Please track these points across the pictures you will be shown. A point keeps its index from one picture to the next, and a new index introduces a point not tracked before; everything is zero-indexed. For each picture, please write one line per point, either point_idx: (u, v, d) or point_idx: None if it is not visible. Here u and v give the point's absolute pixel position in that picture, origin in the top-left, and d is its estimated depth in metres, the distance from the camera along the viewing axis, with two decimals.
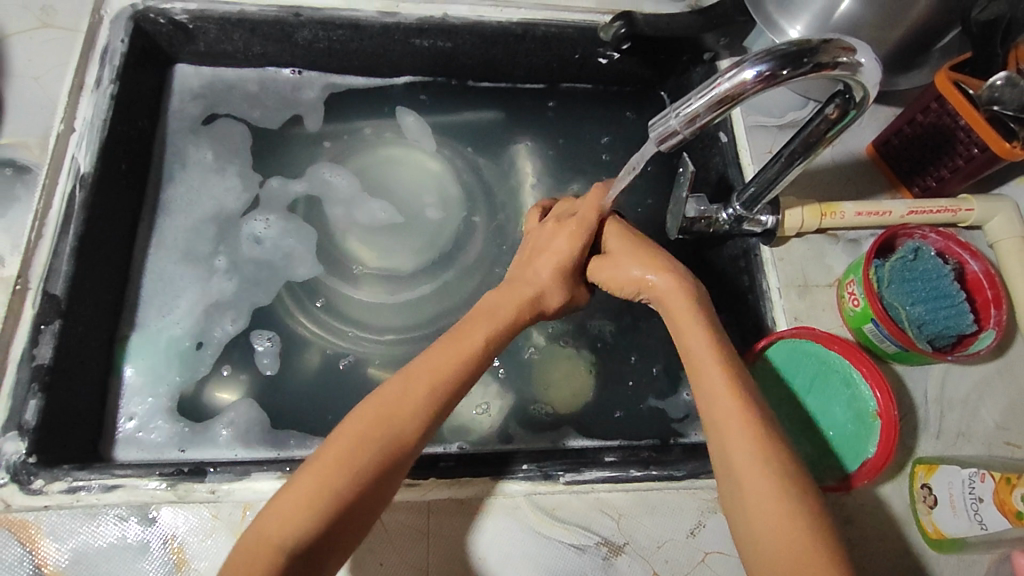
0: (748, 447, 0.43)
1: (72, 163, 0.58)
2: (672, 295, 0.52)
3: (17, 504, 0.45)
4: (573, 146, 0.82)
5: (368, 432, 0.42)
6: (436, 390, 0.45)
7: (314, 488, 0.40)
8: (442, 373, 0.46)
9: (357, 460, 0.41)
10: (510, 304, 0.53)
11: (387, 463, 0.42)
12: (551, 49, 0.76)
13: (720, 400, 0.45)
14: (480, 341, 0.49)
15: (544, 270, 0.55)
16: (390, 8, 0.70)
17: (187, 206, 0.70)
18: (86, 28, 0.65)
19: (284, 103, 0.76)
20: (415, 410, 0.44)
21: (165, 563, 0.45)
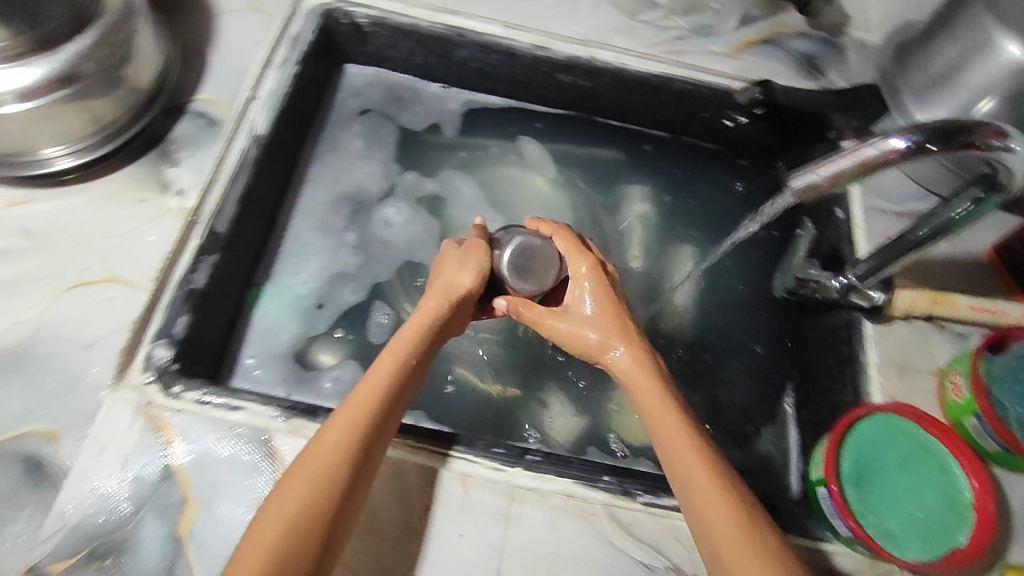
0: (721, 510, 0.43)
1: (251, 124, 0.66)
2: (629, 368, 0.53)
3: (158, 402, 0.51)
4: (685, 197, 0.86)
5: (307, 496, 0.41)
6: (362, 419, 0.45)
7: (262, 553, 0.38)
8: (367, 410, 0.45)
9: (305, 509, 0.40)
10: (410, 336, 0.51)
11: (341, 499, 0.42)
12: (682, 104, 0.80)
13: (695, 474, 0.46)
14: (387, 378, 0.48)
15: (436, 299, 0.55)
16: (544, 43, 0.77)
17: (330, 181, 0.76)
18: (283, 16, 0.74)
19: (430, 112, 0.83)
20: (340, 452, 0.43)
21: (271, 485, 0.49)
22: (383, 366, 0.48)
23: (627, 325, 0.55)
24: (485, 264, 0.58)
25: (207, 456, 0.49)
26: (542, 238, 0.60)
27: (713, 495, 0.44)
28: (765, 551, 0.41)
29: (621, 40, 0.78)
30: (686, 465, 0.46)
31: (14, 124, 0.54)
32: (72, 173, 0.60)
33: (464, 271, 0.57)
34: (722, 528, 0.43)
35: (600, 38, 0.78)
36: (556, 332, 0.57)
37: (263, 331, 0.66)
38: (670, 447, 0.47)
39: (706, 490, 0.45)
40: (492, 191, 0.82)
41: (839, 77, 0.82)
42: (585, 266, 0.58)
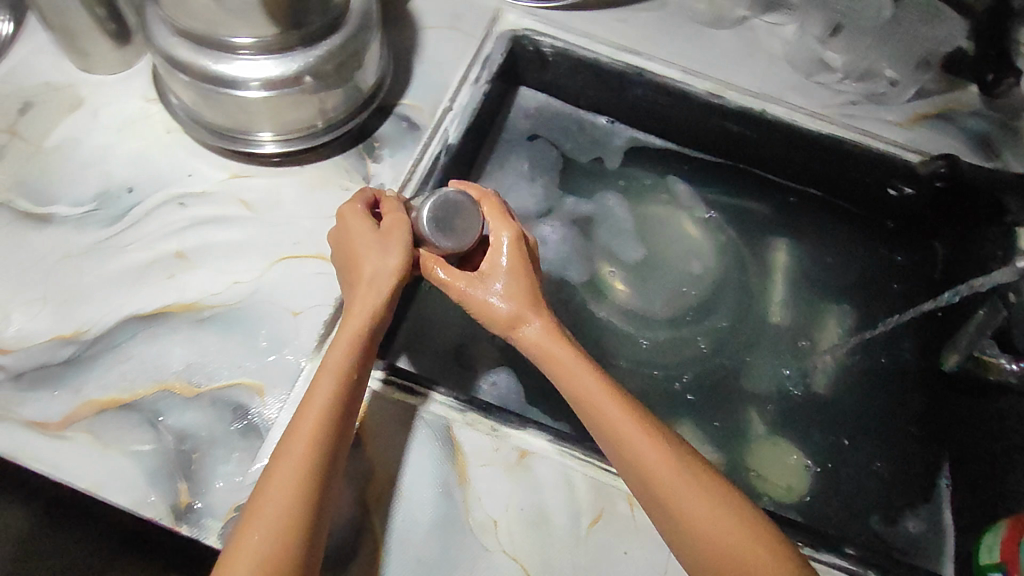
0: (682, 482, 0.46)
1: (444, 133, 0.71)
2: (546, 339, 0.53)
3: None
4: (836, 257, 0.86)
5: (282, 512, 0.43)
6: (323, 432, 0.46)
7: (257, 553, 0.41)
8: (302, 423, 0.46)
9: (289, 516, 0.43)
10: (337, 354, 0.49)
11: (315, 497, 0.44)
12: (848, 167, 0.81)
13: (637, 440, 0.48)
14: (332, 388, 0.48)
15: (382, 293, 0.52)
16: (718, 91, 0.79)
17: (500, 197, 0.81)
18: (479, 37, 0.79)
19: (593, 142, 0.87)
20: (298, 474, 0.44)
21: (452, 470, 0.53)
22: (325, 378, 0.48)
23: (537, 294, 0.55)
24: (405, 242, 0.53)
25: (392, 432, 0.54)
26: (468, 195, 0.55)
27: (657, 457, 0.47)
28: (720, 506, 0.45)
29: (795, 98, 0.80)
30: (602, 407, 0.50)
31: (254, 106, 0.60)
32: (277, 157, 0.66)
33: (390, 252, 0.53)
34: (677, 489, 0.46)
35: (775, 93, 0.80)
36: (466, 297, 0.55)
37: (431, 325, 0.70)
38: (602, 411, 0.50)
39: (649, 454, 0.48)
40: (644, 223, 0.85)
41: (1018, 162, 0.79)
42: (507, 235, 0.56)
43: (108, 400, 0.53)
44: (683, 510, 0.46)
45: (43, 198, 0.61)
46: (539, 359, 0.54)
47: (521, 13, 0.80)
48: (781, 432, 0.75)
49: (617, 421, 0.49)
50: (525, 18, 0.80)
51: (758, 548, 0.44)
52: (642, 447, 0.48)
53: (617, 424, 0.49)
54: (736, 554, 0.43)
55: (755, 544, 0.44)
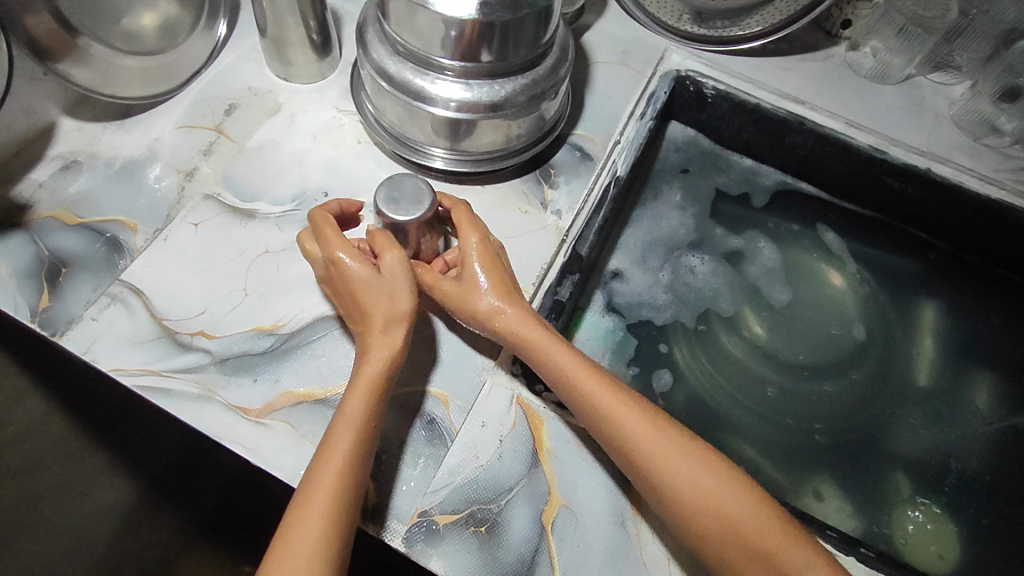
0: (673, 453, 0.49)
1: (614, 165, 0.72)
2: (523, 327, 0.54)
3: (527, 396, 0.57)
4: (1004, 329, 0.80)
5: (311, 524, 0.45)
6: (346, 453, 0.47)
7: (302, 560, 0.43)
8: (329, 459, 0.47)
9: (321, 534, 0.44)
10: (357, 396, 0.49)
11: (346, 513, 0.46)
12: (1016, 236, 0.78)
13: (632, 426, 0.50)
14: (358, 435, 0.48)
15: (396, 334, 0.52)
16: (882, 146, 0.79)
17: (652, 224, 0.80)
18: (647, 76, 0.81)
19: (743, 181, 0.86)
20: (328, 489, 0.46)
21: (625, 501, 0.53)
22: (347, 419, 0.48)
23: (512, 287, 0.56)
24: (411, 280, 0.53)
25: (570, 457, 0.54)
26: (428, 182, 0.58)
27: (648, 436, 0.50)
28: (717, 476, 0.49)
29: (964, 159, 0.79)
30: (589, 391, 0.51)
31: (453, 129, 0.63)
32: (457, 176, 0.69)
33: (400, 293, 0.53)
34: (669, 463, 0.49)
35: (941, 153, 0.79)
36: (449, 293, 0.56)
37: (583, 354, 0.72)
38: (589, 392, 0.51)
39: (642, 435, 0.50)
40: (793, 266, 0.82)
41: None
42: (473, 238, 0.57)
43: (303, 393, 0.54)
44: (685, 489, 0.48)
45: (244, 195, 0.63)
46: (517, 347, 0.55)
47: (688, 54, 0.83)
48: (935, 502, 0.70)
49: (616, 412, 0.51)
50: (691, 59, 0.82)
51: (762, 516, 0.48)
52: (641, 434, 0.50)
53: (616, 415, 0.50)
54: (743, 520, 0.48)
55: (760, 512, 0.48)
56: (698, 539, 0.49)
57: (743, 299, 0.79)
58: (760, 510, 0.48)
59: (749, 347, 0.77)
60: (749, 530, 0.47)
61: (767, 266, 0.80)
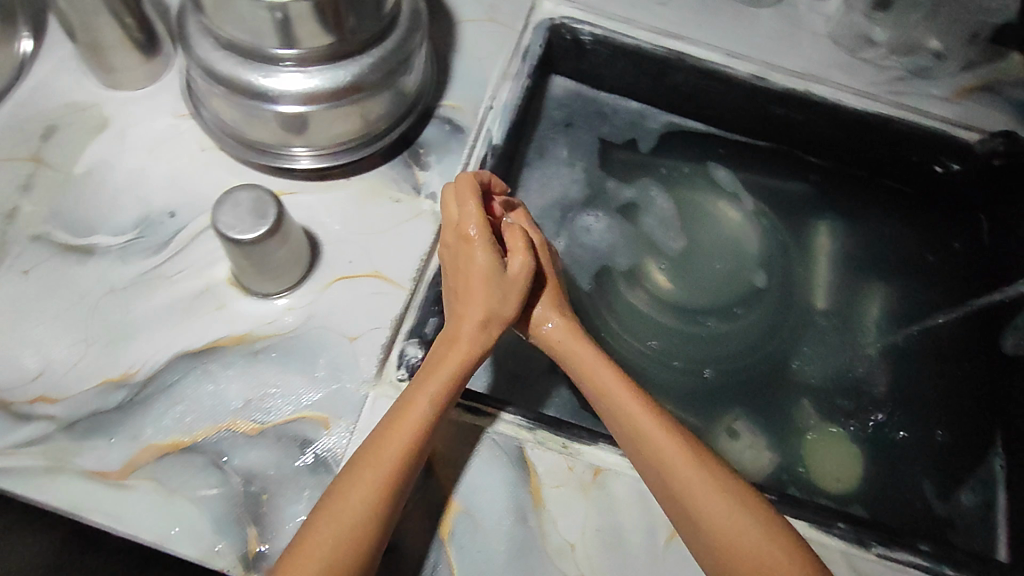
0: (684, 465, 0.47)
1: (488, 134, 0.68)
2: (566, 338, 0.55)
3: None
4: (888, 238, 0.84)
5: (339, 515, 0.43)
6: (413, 438, 0.46)
7: (324, 556, 0.41)
8: (386, 447, 0.46)
9: (355, 525, 0.43)
10: (449, 369, 0.49)
11: (388, 505, 0.44)
12: (895, 147, 0.79)
13: (648, 429, 0.49)
14: (424, 420, 0.47)
15: (476, 308, 0.50)
16: (762, 75, 0.78)
17: (542, 188, 0.78)
18: (518, 30, 0.76)
19: (630, 128, 0.84)
20: (380, 473, 0.45)
21: (526, 492, 0.53)
22: (424, 401, 0.48)
23: (564, 300, 0.58)
24: (525, 289, 0.52)
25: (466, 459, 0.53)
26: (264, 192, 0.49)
27: (671, 448, 0.48)
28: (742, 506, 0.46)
29: (841, 77, 0.78)
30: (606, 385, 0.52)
31: (303, 122, 0.58)
32: (320, 171, 0.62)
33: (507, 299, 0.51)
34: (689, 478, 0.47)
35: (821, 73, 0.78)
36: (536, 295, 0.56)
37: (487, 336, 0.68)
38: (622, 405, 0.51)
39: (658, 440, 0.49)
40: (684, 211, 0.82)
41: None
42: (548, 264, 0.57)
43: (169, 443, 0.50)
44: (706, 509, 0.46)
45: (80, 229, 0.57)
46: (563, 358, 0.55)
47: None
48: (837, 419, 0.74)
49: (631, 412, 0.50)
50: (564, 6, 0.78)
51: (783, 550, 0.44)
52: (661, 442, 0.49)
53: (635, 417, 0.50)
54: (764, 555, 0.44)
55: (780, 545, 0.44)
56: (712, 566, 0.46)
57: (641, 252, 0.78)
58: (768, 532, 0.45)
59: (649, 298, 0.77)
60: (754, 554, 0.44)
61: (659, 215, 0.81)
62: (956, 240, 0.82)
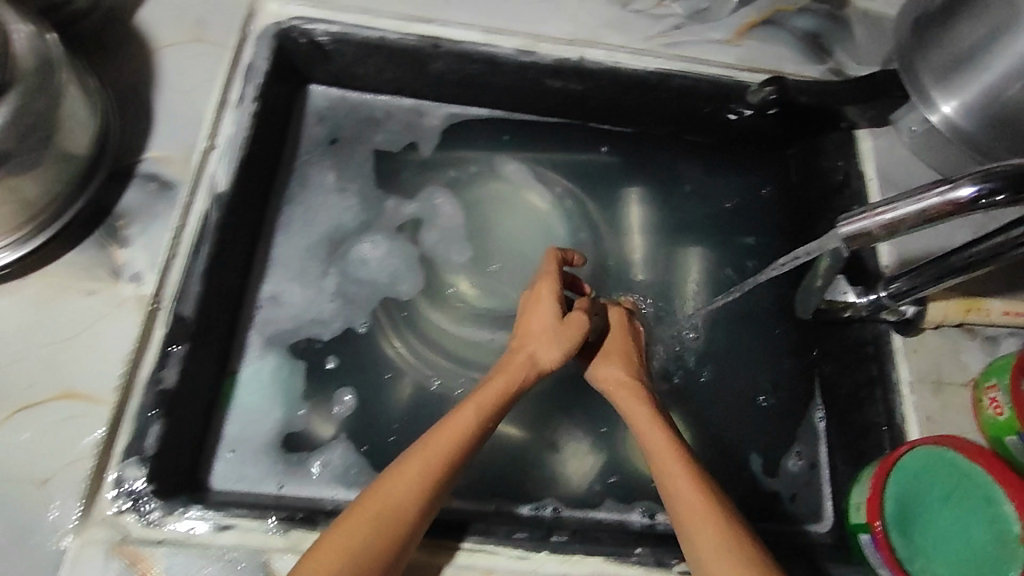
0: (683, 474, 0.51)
1: (211, 179, 0.59)
2: (625, 390, 0.59)
3: (135, 536, 0.47)
4: (695, 201, 0.81)
5: (373, 511, 0.47)
6: (459, 445, 0.52)
7: None
8: (416, 462, 0.50)
9: (395, 516, 0.47)
10: (501, 381, 0.57)
11: (431, 501, 0.49)
12: (681, 102, 0.74)
13: (674, 472, 0.51)
14: (463, 446, 0.52)
15: (554, 347, 0.59)
16: (529, 47, 0.69)
17: (307, 222, 0.71)
18: (235, 45, 0.64)
19: (402, 132, 0.76)
20: (403, 497, 0.48)
21: None
22: (472, 412, 0.54)
23: (633, 355, 0.63)
24: (576, 342, 0.60)
25: None
26: None
27: (688, 491, 0.50)
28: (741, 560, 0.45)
29: (613, 37, 0.71)
30: (638, 413, 0.57)
31: None
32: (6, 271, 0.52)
33: (560, 345, 0.60)
34: (699, 514, 0.48)
35: (590, 36, 0.71)
36: (528, 338, 0.61)
37: (249, 417, 0.63)
38: (670, 470, 0.52)
39: (678, 482, 0.51)
40: (474, 214, 0.76)
41: (847, 57, 0.75)
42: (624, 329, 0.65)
43: None
44: (703, 549, 0.47)
45: None
46: (620, 407, 0.59)
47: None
48: (667, 407, 0.70)
49: (660, 450, 0.53)
50: (290, 5, 0.67)
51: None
52: (682, 485, 0.50)
53: (663, 455, 0.53)
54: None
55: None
56: None
57: (433, 270, 0.73)
58: (732, 535, 0.47)
59: (448, 318, 0.71)
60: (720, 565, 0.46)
61: (444, 223, 0.75)
62: (759, 190, 0.82)
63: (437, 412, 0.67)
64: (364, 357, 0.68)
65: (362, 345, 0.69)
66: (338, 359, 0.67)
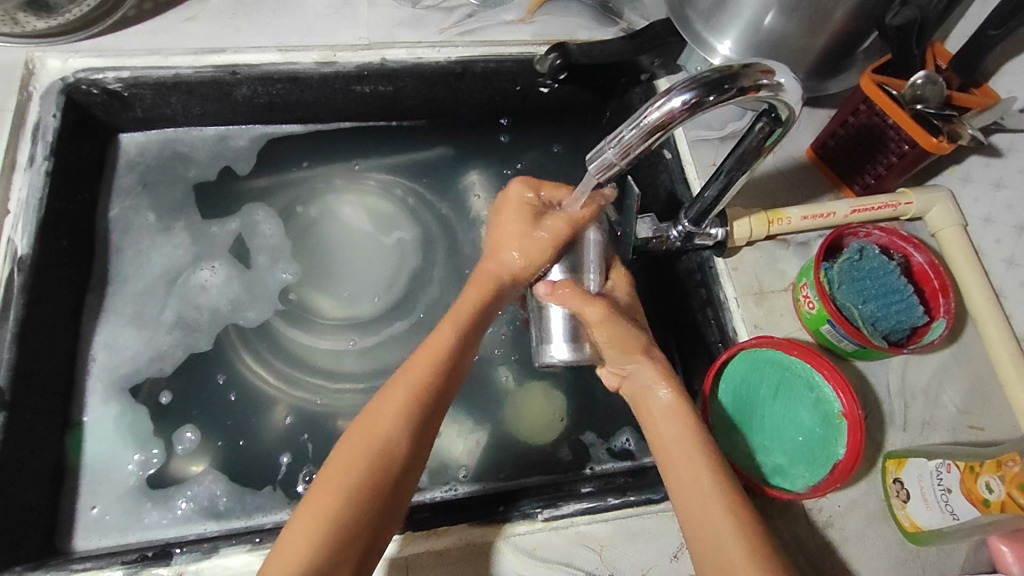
0: (697, 462, 0.48)
1: (9, 246, 0.57)
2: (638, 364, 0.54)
3: None
4: (528, 176, 0.83)
5: (369, 429, 0.46)
6: (436, 365, 0.50)
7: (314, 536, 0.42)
8: (388, 401, 0.48)
9: (386, 446, 0.46)
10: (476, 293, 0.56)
11: (427, 411, 0.49)
12: (492, 84, 0.77)
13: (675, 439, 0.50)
14: (422, 380, 0.49)
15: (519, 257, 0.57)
16: (328, 58, 0.70)
17: (138, 267, 0.70)
18: (15, 106, 0.63)
19: (220, 163, 0.76)
20: (365, 452, 0.45)
21: None
22: (435, 352, 0.51)
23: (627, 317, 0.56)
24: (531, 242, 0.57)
25: None
26: None
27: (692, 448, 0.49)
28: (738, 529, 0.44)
29: (409, 34, 0.73)
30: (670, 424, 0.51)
31: None
32: None
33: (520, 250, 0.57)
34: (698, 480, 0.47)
35: (386, 38, 0.73)
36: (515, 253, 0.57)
37: (105, 472, 0.60)
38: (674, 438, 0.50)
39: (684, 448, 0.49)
40: (310, 230, 0.76)
41: (637, 14, 0.79)
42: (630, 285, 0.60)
43: None
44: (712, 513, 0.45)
45: None
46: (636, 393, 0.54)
47: (61, 53, 0.65)
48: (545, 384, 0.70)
49: (669, 424, 0.51)
50: (71, 57, 0.65)
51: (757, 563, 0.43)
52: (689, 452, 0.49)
53: (669, 428, 0.50)
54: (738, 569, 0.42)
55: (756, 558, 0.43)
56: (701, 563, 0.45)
57: (279, 288, 0.73)
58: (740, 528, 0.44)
59: (301, 333, 0.71)
60: (722, 548, 0.44)
61: (278, 243, 0.75)
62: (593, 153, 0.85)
63: (304, 428, 0.66)
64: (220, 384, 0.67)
65: (218, 371, 0.67)
66: (175, 394, 0.65)
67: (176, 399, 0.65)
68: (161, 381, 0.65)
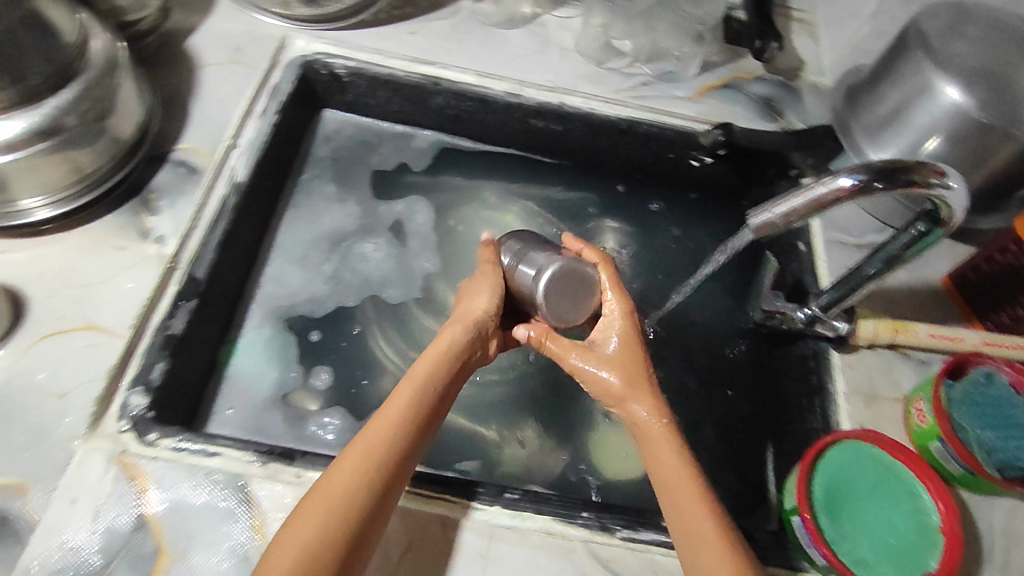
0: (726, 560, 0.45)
1: (232, 171, 0.67)
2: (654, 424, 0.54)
3: (133, 450, 0.51)
4: (658, 236, 0.88)
5: (344, 476, 0.45)
6: (407, 418, 0.49)
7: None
8: (358, 447, 0.47)
9: (347, 505, 0.43)
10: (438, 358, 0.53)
11: (407, 455, 0.48)
12: (650, 147, 0.84)
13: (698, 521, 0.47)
14: (395, 424, 0.48)
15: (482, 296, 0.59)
16: (516, 91, 0.80)
17: (311, 223, 0.79)
18: (265, 68, 0.76)
19: (397, 155, 0.86)
20: (342, 498, 0.44)
21: (247, 531, 0.49)
22: (404, 400, 0.50)
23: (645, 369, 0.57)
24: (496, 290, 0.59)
25: (186, 514, 0.49)
26: None
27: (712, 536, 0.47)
28: None
29: (589, 87, 0.82)
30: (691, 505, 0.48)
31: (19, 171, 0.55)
32: (51, 223, 0.60)
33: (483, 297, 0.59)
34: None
35: (569, 85, 0.82)
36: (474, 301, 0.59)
37: (241, 382, 0.67)
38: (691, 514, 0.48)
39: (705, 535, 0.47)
40: (455, 231, 0.84)
41: (797, 118, 0.85)
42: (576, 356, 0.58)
43: None
44: None
45: None
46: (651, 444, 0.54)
47: (310, 37, 0.79)
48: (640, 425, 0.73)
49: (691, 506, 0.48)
50: (316, 42, 0.79)
51: None
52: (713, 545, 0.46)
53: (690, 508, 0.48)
54: None
55: None
56: None
57: (417, 272, 0.80)
58: None
59: (426, 316, 0.77)
60: None
61: (427, 235, 0.83)
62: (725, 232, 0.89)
63: None
64: (350, 340, 0.73)
65: (351, 328, 0.74)
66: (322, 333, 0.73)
67: (322, 340, 0.72)
68: (305, 323, 0.73)
